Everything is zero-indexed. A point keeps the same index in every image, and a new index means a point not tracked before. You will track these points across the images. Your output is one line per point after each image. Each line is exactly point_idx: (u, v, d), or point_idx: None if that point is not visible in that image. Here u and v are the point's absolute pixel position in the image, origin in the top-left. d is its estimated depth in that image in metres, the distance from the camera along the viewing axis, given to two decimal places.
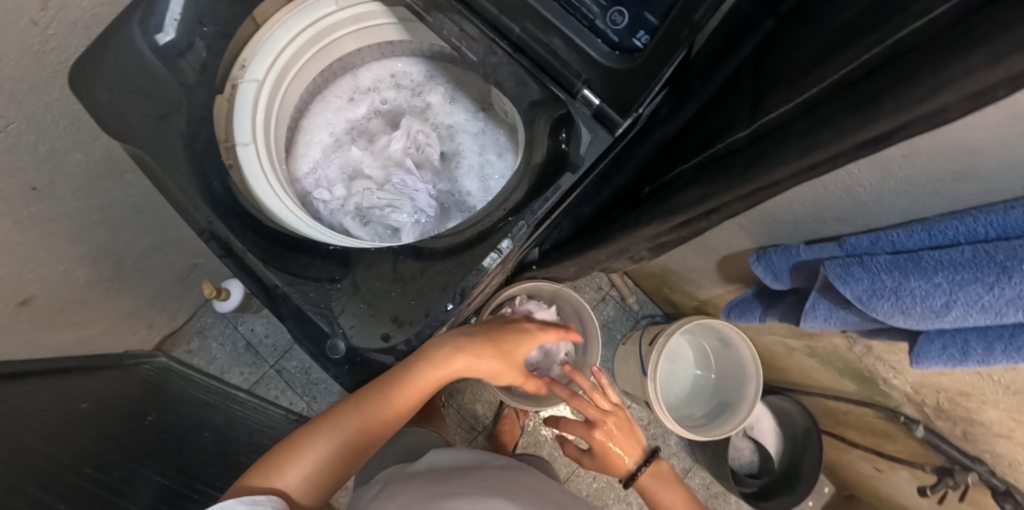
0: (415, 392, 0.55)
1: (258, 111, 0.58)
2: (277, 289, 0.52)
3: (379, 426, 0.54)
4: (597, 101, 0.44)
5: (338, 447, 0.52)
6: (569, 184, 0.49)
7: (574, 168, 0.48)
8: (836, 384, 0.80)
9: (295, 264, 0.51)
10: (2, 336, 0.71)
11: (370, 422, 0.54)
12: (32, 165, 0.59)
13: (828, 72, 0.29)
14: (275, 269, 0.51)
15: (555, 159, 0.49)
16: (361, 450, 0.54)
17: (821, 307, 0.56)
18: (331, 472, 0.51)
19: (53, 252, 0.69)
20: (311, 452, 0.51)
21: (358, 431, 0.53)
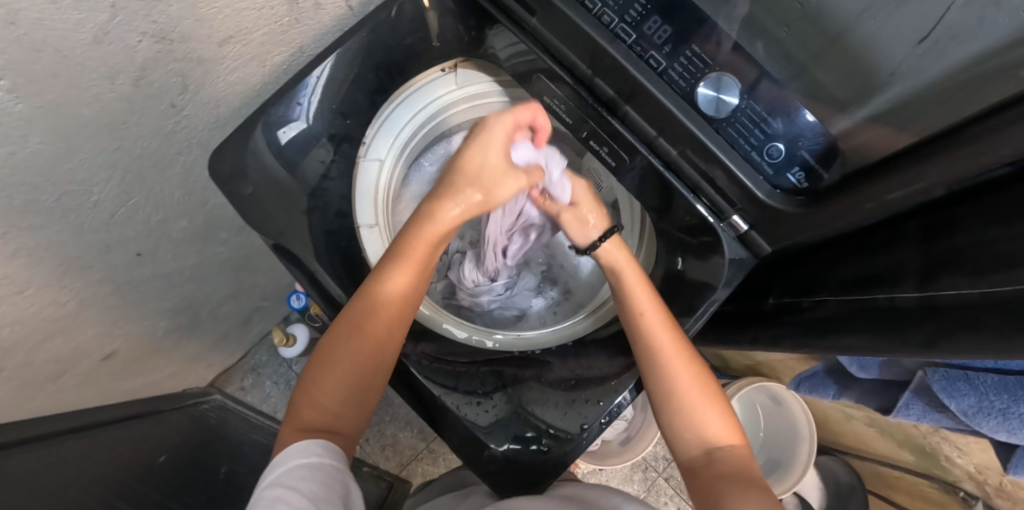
0: (397, 291, 0.49)
1: (378, 191, 0.58)
2: (423, 391, 0.51)
3: (357, 368, 0.47)
4: (745, 227, 0.50)
5: (342, 367, 0.47)
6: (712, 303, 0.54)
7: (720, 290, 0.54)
8: (894, 453, 0.85)
9: (442, 363, 0.53)
10: (82, 388, 0.70)
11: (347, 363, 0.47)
12: (140, 233, 0.59)
13: (988, 283, 0.33)
14: (421, 367, 0.51)
15: (696, 284, 0.55)
16: (359, 370, 0.47)
17: (915, 407, 0.59)
18: (337, 379, 0.47)
19: (141, 308, 0.69)
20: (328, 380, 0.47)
21: (347, 379, 0.47)
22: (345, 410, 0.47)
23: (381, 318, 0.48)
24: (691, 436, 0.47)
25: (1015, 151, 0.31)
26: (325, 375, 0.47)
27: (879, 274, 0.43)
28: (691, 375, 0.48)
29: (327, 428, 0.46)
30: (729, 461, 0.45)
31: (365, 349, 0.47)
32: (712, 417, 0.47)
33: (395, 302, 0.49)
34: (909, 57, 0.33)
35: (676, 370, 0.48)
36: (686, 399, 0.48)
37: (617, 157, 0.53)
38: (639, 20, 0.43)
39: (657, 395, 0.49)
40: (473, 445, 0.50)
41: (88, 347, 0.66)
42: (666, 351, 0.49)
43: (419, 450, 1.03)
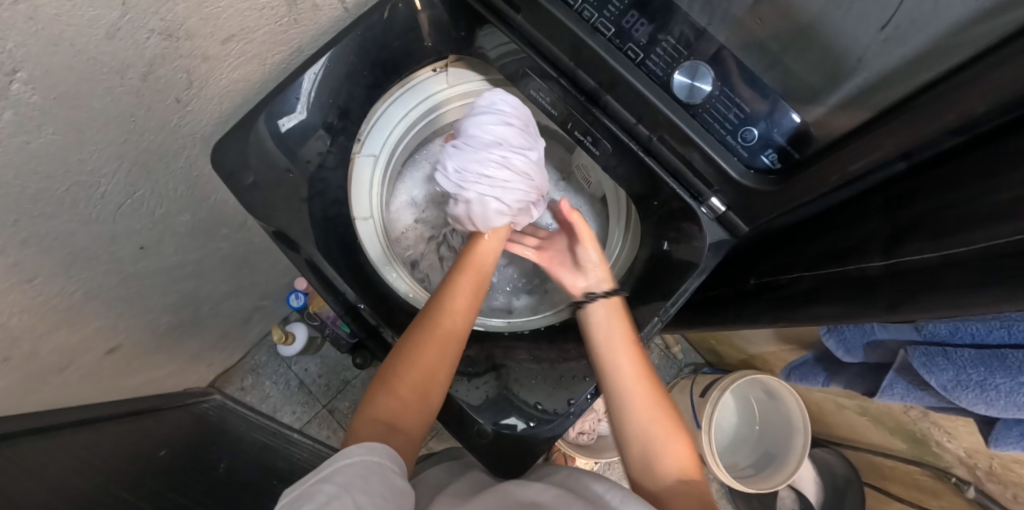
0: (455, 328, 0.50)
1: (373, 185, 0.61)
2: None
3: (414, 400, 0.46)
4: (723, 207, 0.52)
5: (397, 397, 0.46)
6: (695, 283, 0.55)
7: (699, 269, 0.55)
8: (887, 442, 0.86)
9: None
10: (85, 383, 0.72)
11: (403, 393, 0.46)
12: (144, 227, 0.61)
13: (945, 246, 0.35)
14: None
15: (676, 265, 0.56)
16: (418, 404, 0.47)
17: (899, 386, 0.60)
18: (392, 408, 0.46)
19: (144, 302, 0.71)
20: (378, 405, 0.46)
21: (404, 407, 0.46)
22: (415, 400, 0.47)
23: (433, 349, 0.48)
24: (653, 471, 0.45)
25: (961, 116, 0.34)
26: (374, 406, 0.46)
27: (850, 247, 0.45)
28: (652, 406, 0.48)
29: (396, 420, 0.45)
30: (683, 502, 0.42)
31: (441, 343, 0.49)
32: (674, 448, 0.46)
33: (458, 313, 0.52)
34: (872, 43, 0.35)
35: (647, 410, 0.48)
36: (640, 430, 0.47)
37: (602, 145, 0.55)
38: (619, 14, 0.46)
39: (627, 433, 0.47)
40: (464, 421, 0.52)
41: (91, 340, 0.67)
42: (631, 393, 0.48)
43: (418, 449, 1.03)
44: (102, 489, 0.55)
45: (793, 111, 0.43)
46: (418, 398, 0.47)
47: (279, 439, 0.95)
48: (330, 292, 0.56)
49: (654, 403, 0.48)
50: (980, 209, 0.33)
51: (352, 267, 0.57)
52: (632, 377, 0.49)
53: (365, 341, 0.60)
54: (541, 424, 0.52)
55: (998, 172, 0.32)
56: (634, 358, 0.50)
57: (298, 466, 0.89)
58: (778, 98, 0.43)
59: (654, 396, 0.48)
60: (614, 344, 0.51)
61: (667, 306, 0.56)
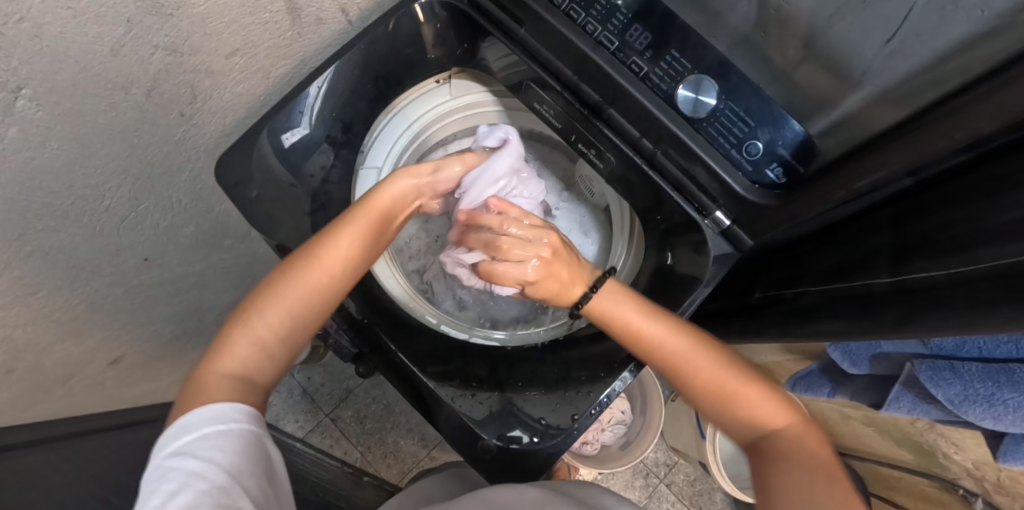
0: (339, 271, 0.46)
1: None
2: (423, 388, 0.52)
3: (280, 336, 0.43)
4: (728, 220, 0.51)
5: (260, 340, 0.42)
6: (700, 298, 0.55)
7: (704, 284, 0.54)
8: (892, 452, 0.86)
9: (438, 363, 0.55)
10: (88, 394, 0.72)
11: (265, 331, 0.42)
12: (148, 239, 0.61)
13: (952, 263, 0.35)
14: (417, 362, 0.54)
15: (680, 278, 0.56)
16: (285, 343, 0.44)
17: (905, 399, 0.60)
18: (264, 354, 0.42)
19: (147, 313, 0.71)
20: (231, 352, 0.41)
21: (267, 340, 0.42)
22: (278, 355, 0.43)
23: (308, 287, 0.45)
24: (749, 424, 0.46)
25: (969, 135, 0.33)
26: (238, 340, 0.42)
27: (857, 263, 0.45)
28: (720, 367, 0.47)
29: (250, 373, 0.41)
30: (788, 448, 0.43)
31: (307, 302, 0.44)
32: (765, 405, 0.45)
33: (343, 255, 0.47)
34: (877, 56, 0.35)
35: (717, 375, 0.47)
36: (716, 394, 0.47)
37: (606, 158, 0.55)
38: (622, 27, 0.46)
39: (695, 395, 0.48)
40: (468, 436, 0.51)
41: (95, 352, 0.67)
42: (683, 362, 0.48)
43: (420, 457, 1.03)
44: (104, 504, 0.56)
45: (796, 124, 0.43)
46: (279, 348, 0.43)
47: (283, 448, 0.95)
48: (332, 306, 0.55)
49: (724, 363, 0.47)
50: (987, 228, 0.33)
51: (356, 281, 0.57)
52: (674, 343, 0.48)
53: (367, 355, 0.59)
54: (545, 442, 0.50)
55: (1004, 191, 0.32)
56: (669, 330, 0.48)
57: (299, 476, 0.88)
58: (782, 113, 0.43)
59: (715, 361, 0.47)
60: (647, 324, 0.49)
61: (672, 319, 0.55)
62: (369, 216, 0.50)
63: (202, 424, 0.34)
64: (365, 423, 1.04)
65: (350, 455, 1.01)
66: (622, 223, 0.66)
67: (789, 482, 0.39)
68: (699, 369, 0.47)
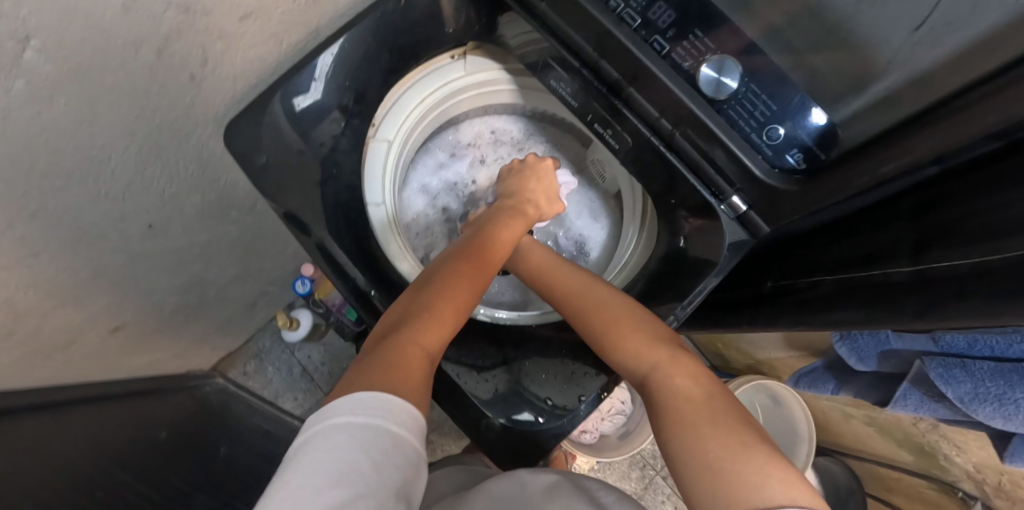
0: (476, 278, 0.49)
1: (386, 172, 0.60)
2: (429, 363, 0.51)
3: (433, 338, 0.42)
4: (744, 206, 0.49)
5: (414, 333, 0.41)
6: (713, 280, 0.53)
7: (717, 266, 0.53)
8: (892, 453, 0.86)
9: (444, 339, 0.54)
10: (88, 361, 0.71)
11: (424, 332, 0.42)
12: (153, 207, 0.60)
13: (976, 252, 0.34)
14: None
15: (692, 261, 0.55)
16: (435, 345, 0.42)
17: (913, 397, 0.59)
18: (411, 340, 0.41)
19: (149, 283, 0.70)
20: (397, 345, 0.40)
21: (429, 341, 0.42)
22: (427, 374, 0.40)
23: (454, 290, 0.46)
24: (630, 357, 0.45)
25: (1004, 123, 0.32)
26: (394, 339, 0.40)
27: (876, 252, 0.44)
28: (619, 321, 0.48)
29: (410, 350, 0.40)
30: (677, 373, 0.41)
31: (442, 324, 0.44)
32: (640, 345, 0.45)
33: (471, 283, 0.49)
34: (904, 43, 0.35)
35: (619, 328, 0.47)
36: (601, 326, 0.48)
37: (622, 140, 0.54)
38: (645, 5, 0.45)
39: (585, 327, 0.50)
40: (474, 413, 0.50)
41: (95, 319, 0.67)
42: (584, 299, 0.52)
43: None
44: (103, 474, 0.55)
45: (818, 111, 0.42)
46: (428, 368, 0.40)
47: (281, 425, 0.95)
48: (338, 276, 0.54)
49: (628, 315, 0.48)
50: (1014, 218, 0.32)
51: (362, 251, 0.56)
52: (576, 286, 0.53)
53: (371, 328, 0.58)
54: (551, 423, 0.50)
55: None
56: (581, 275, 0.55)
57: None
58: (805, 98, 0.42)
59: (635, 318, 0.48)
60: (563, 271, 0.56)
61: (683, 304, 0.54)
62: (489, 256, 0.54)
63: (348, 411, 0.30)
64: None
65: None
66: (633, 210, 0.66)
67: (666, 413, 0.37)
68: (598, 306, 0.50)
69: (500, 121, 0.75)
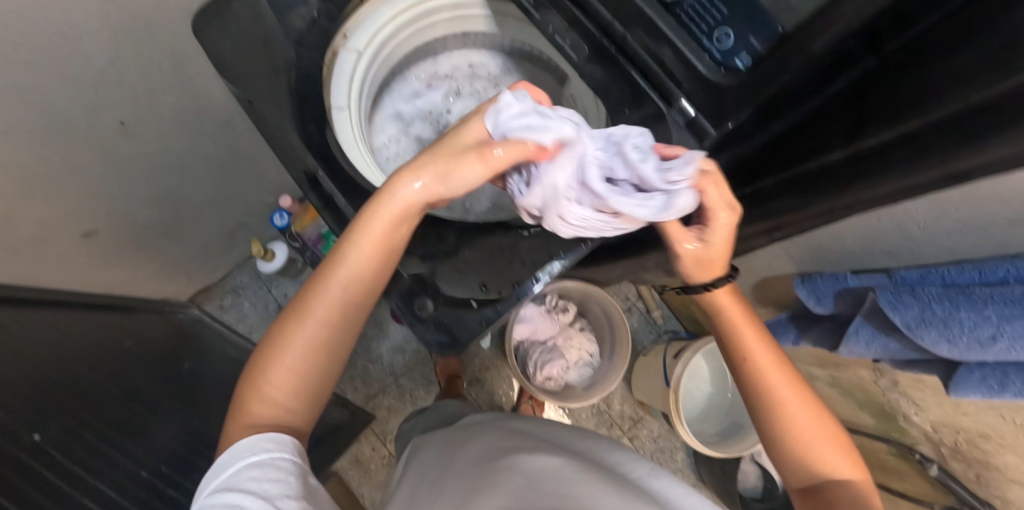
0: (388, 249, 0.42)
1: (355, 78, 0.60)
2: None
3: (340, 331, 0.42)
4: (693, 112, 0.48)
5: (319, 327, 0.41)
6: None
7: None
8: (853, 416, 0.85)
9: None
10: (58, 264, 0.73)
11: (327, 314, 0.41)
12: (125, 103, 0.62)
13: (900, 123, 0.35)
14: None
15: None
16: (347, 329, 0.43)
17: (864, 331, 0.59)
18: (315, 363, 0.41)
19: (124, 190, 0.71)
20: (295, 338, 0.40)
21: (340, 310, 0.41)
22: (301, 412, 0.42)
23: (357, 274, 0.41)
24: (789, 430, 0.45)
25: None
26: (283, 345, 0.40)
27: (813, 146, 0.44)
28: (800, 404, 0.45)
29: (319, 342, 0.41)
30: (832, 459, 0.45)
31: (337, 337, 0.42)
32: (804, 415, 0.45)
33: (367, 262, 0.41)
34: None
35: (789, 399, 0.45)
36: (786, 410, 0.45)
37: (580, 48, 0.53)
38: None
39: (749, 393, 0.47)
40: (413, 292, 0.55)
41: (68, 219, 0.68)
42: (754, 353, 0.47)
43: (386, 384, 1.03)
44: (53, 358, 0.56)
45: (767, 14, 0.41)
46: (305, 396, 0.42)
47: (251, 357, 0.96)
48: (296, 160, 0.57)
49: (787, 378, 0.46)
50: (933, 80, 0.33)
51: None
52: (746, 327, 0.48)
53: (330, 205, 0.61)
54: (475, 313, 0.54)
55: (958, 39, 0.31)
56: (741, 314, 0.49)
57: None
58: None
59: (794, 369, 0.47)
60: (723, 299, 0.49)
61: None
62: (390, 203, 0.40)
63: (237, 455, 0.35)
64: None
65: None
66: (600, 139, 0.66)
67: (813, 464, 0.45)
68: (760, 358, 0.46)
69: (478, 55, 0.76)
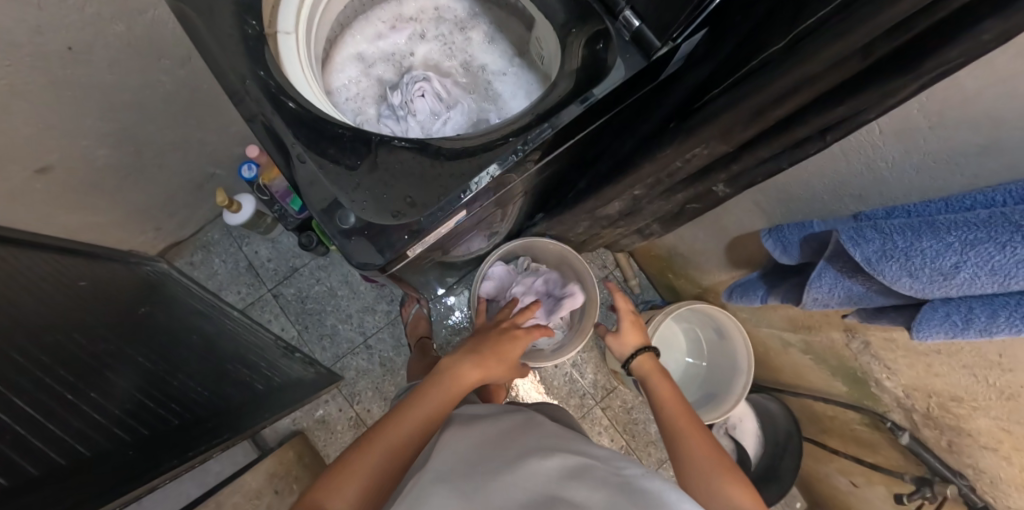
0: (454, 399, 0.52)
1: (304, 4, 0.57)
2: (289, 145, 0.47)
3: (420, 438, 0.46)
4: (637, 21, 0.45)
5: (383, 455, 0.43)
6: (604, 92, 0.46)
7: (609, 78, 0.46)
8: (827, 385, 0.82)
9: (306, 123, 0.48)
10: (13, 200, 0.71)
11: (403, 436, 0.45)
12: (71, 27, 0.60)
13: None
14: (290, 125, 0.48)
15: (595, 67, 0.47)
16: (423, 440, 0.46)
17: (827, 276, 0.56)
18: (381, 480, 0.41)
19: (79, 125, 0.70)
20: (360, 462, 0.42)
21: (412, 435, 0.45)
22: (384, 484, 0.41)
23: (439, 406, 0.50)
24: (696, 465, 0.51)
25: None
26: (369, 449, 0.43)
27: (754, 44, 0.40)
28: (693, 435, 0.56)
29: (380, 445, 0.43)
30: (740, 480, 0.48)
31: (411, 431, 0.46)
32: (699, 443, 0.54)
33: (447, 397, 0.52)
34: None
35: (686, 431, 0.56)
36: (689, 433, 0.56)
37: None
38: None
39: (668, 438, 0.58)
40: (330, 202, 0.45)
41: (19, 151, 0.67)
42: (680, 422, 0.59)
43: (355, 345, 1.02)
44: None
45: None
46: (398, 471, 0.42)
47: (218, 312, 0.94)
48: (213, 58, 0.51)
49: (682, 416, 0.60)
50: None
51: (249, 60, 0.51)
52: (670, 400, 0.64)
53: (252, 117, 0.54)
54: (400, 228, 0.45)
55: None
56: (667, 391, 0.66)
57: (226, 334, 0.88)
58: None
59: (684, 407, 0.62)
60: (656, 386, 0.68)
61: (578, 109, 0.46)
62: (448, 385, 0.53)
63: None
64: (306, 304, 1.03)
65: (286, 333, 1.01)
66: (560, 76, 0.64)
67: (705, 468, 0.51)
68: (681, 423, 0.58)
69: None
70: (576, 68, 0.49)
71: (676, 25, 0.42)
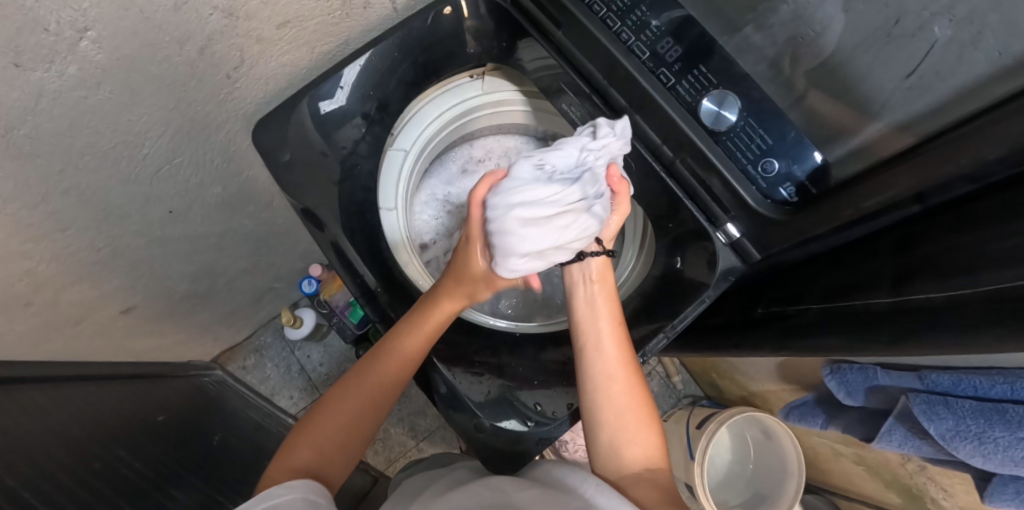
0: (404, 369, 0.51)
1: (401, 178, 0.64)
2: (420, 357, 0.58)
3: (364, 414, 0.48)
4: (738, 233, 0.53)
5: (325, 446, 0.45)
6: (707, 297, 0.57)
7: (710, 287, 0.57)
8: (882, 495, 0.84)
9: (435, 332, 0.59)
10: (96, 338, 0.75)
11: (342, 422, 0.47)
12: (174, 194, 0.64)
13: (950, 286, 0.37)
14: None
15: (691, 281, 0.59)
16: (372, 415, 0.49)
17: (897, 433, 0.60)
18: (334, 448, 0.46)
19: (164, 269, 0.75)
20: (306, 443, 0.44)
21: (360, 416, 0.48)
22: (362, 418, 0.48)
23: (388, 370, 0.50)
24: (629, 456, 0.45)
25: (973, 161, 0.34)
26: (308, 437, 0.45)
27: (860, 280, 0.47)
28: (641, 429, 0.47)
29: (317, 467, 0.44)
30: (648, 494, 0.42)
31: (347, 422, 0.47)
32: (644, 439, 0.47)
33: (364, 404, 0.48)
34: (898, 89, 0.38)
35: (615, 380, 0.49)
36: (622, 402, 0.48)
37: (625, 164, 0.57)
38: (655, 39, 0.48)
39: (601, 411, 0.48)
40: (467, 414, 0.56)
41: (110, 299, 0.71)
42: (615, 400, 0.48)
43: (405, 449, 1.07)
44: (81, 451, 0.55)
45: (815, 150, 0.45)
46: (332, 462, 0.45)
47: (275, 421, 0.97)
48: (339, 256, 0.59)
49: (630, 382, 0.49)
50: (983, 252, 0.35)
51: (376, 254, 0.60)
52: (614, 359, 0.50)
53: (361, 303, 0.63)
54: (534, 434, 0.56)
55: (1003, 221, 0.34)
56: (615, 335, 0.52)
57: None
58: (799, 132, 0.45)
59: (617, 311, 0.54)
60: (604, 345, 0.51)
61: (673, 323, 0.59)
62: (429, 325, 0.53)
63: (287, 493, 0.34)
64: None
65: None
66: (634, 231, 0.70)
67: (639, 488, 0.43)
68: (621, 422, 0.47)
69: (515, 140, 0.77)
70: (654, 273, 0.64)
71: (776, 246, 0.52)
